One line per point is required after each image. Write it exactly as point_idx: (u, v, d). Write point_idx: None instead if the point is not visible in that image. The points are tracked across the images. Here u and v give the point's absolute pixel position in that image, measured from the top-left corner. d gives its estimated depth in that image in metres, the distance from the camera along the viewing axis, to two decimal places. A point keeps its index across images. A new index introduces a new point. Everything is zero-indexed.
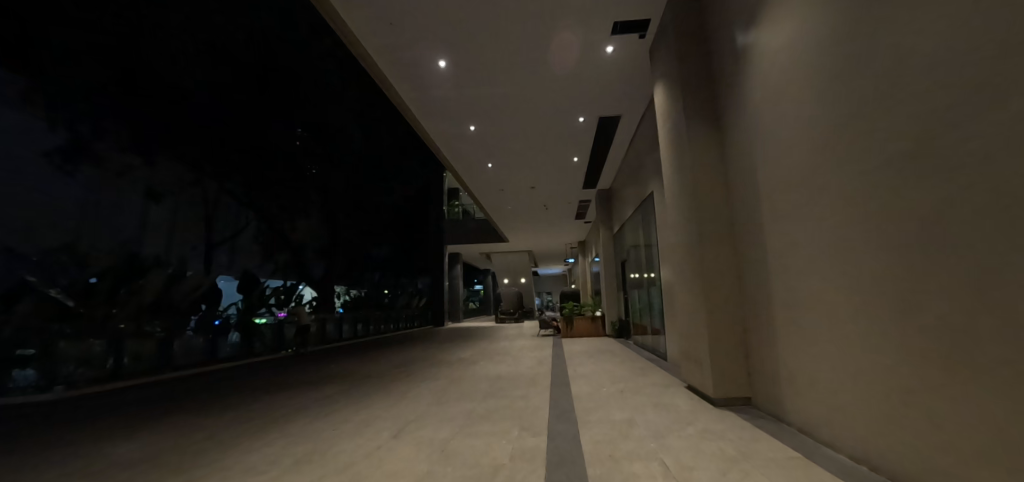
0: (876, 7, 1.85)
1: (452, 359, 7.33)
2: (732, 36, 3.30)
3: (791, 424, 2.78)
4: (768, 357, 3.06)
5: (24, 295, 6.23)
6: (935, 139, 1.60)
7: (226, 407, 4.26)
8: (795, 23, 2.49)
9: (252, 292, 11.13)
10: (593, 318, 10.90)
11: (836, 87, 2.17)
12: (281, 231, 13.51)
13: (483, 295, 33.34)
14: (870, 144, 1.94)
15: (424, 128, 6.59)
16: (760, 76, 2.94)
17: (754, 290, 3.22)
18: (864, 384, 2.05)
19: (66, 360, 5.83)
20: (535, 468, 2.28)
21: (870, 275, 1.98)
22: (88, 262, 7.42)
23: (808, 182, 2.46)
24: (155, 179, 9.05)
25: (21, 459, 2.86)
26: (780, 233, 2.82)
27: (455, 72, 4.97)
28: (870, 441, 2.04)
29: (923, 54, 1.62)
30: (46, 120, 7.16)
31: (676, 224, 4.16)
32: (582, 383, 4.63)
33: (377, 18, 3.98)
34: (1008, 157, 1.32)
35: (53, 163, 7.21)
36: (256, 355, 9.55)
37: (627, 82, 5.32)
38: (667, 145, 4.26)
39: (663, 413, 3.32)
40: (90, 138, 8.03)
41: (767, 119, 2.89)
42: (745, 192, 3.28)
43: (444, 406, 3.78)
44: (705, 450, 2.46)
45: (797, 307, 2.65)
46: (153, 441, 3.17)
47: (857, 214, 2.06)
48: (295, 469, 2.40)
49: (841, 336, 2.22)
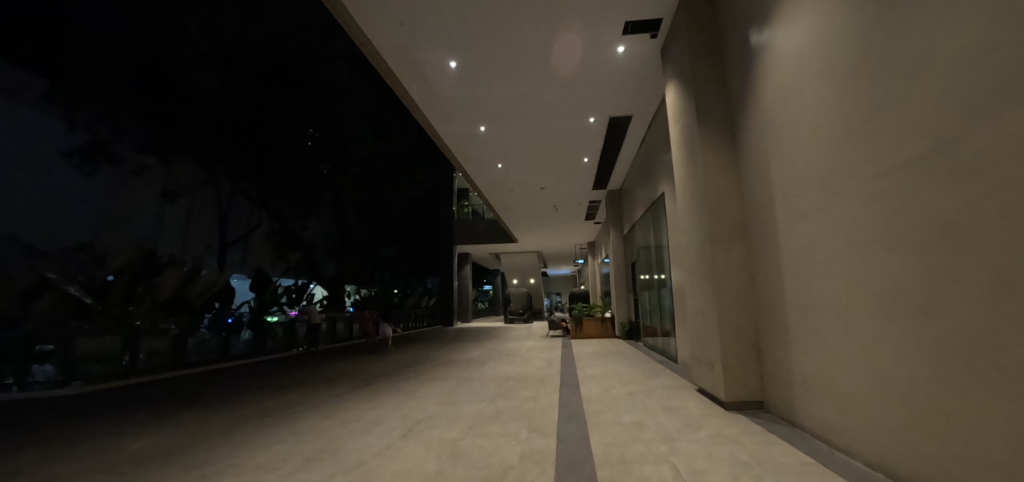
0: (893, 12, 1.82)
1: (462, 359, 7.35)
2: (746, 35, 3.26)
3: (805, 429, 2.73)
4: (781, 359, 3.01)
5: (44, 291, 6.19)
6: (952, 146, 1.56)
7: (240, 403, 4.33)
8: (809, 21, 2.45)
9: (263, 291, 10.48)
10: (603, 319, 10.84)
11: (855, 88, 2.10)
12: (292, 230, 13.60)
13: (492, 296, 33.37)
14: (889, 145, 1.89)
15: (435, 129, 6.64)
16: (776, 77, 2.88)
17: (768, 295, 3.16)
18: (882, 389, 2.00)
19: (83, 356, 5.87)
20: (544, 469, 2.27)
21: (886, 279, 1.94)
22: (106, 260, 7.17)
23: (823, 184, 2.41)
24: (171, 180, 9.81)
25: (39, 452, 2.93)
26: (795, 236, 2.76)
27: (465, 73, 4.97)
28: (886, 446, 1.99)
29: (939, 57, 1.60)
30: (65, 121, 7.78)
31: (687, 227, 4.12)
32: (592, 384, 4.62)
33: (388, 18, 4.00)
34: (1009, 170, 1.34)
35: (72, 163, 7.86)
36: (268, 354, 9.43)
37: (641, 79, 5.22)
38: (679, 146, 4.23)
39: (673, 417, 3.27)
40: (109, 139, 8.64)
41: (783, 117, 2.83)
42: (759, 193, 3.23)
43: (454, 405, 3.80)
44: (716, 454, 2.43)
45: (810, 309, 2.61)
46: (168, 436, 3.23)
47: (873, 219, 2.01)
48: (306, 466, 2.42)
49: (859, 341, 2.15)
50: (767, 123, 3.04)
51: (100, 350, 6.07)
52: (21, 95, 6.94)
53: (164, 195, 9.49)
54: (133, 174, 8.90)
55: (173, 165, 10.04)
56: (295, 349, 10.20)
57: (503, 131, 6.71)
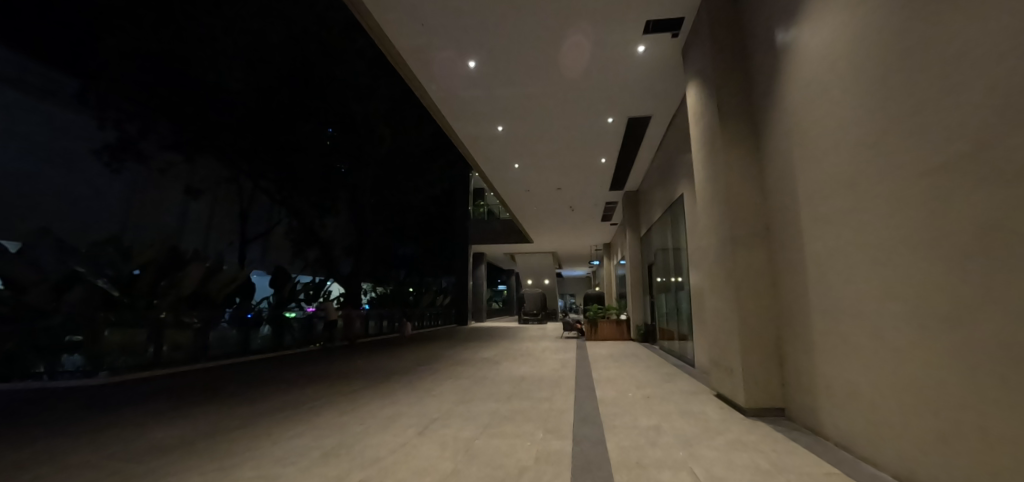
0: (923, 14, 1.77)
1: (476, 358, 7.35)
2: (771, 33, 3.19)
3: (828, 438, 2.66)
4: (804, 365, 2.93)
5: (73, 284, 6.44)
6: (984, 150, 1.52)
7: (262, 397, 4.41)
8: (837, 19, 2.40)
9: (282, 287, 10.66)
10: (618, 321, 10.75)
11: (887, 87, 2.03)
12: (310, 227, 13.83)
13: (506, 296, 33.38)
14: (922, 148, 1.82)
15: (453, 129, 6.70)
16: (802, 76, 2.81)
17: (791, 299, 3.08)
18: (910, 397, 1.94)
19: (110, 348, 6.04)
20: (560, 471, 2.25)
21: (916, 285, 1.88)
22: (132, 254, 7.28)
23: (852, 187, 2.34)
24: (195, 177, 10.08)
25: (68, 439, 3.03)
26: (820, 239, 2.70)
27: (484, 73, 4.98)
28: (912, 457, 1.93)
29: (972, 60, 1.56)
30: (96, 120, 8.21)
31: (707, 229, 4.05)
32: (607, 386, 4.59)
33: (409, 20, 4.04)
34: None
35: (101, 160, 8.17)
36: (286, 349, 9.60)
37: (661, 79, 5.14)
38: (699, 146, 4.18)
39: (691, 422, 3.22)
40: (136, 138, 8.98)
41: (809, 118, 2.76)
42: (782, 192, 3.17)
43: (468, 405, 3.81)
44: (736, 462, 2.38)
45: (835, 314, 2.54)
46: (190, 427, 3.31)
47: (904, 222, 1.94)
48: (323, 461, 2.44)
49: (888, 349, 2.07)
50: (793, 123, 2.96)
51: (126, 341, 6.23)
52: (58, 95, 7.47)
53: (188, 192, 9.72)
54: (160, 173, 9.23)
55: (197, 163, 10.28)
56: (311, 344, 10.33)
57: (520, 131, 6.72)
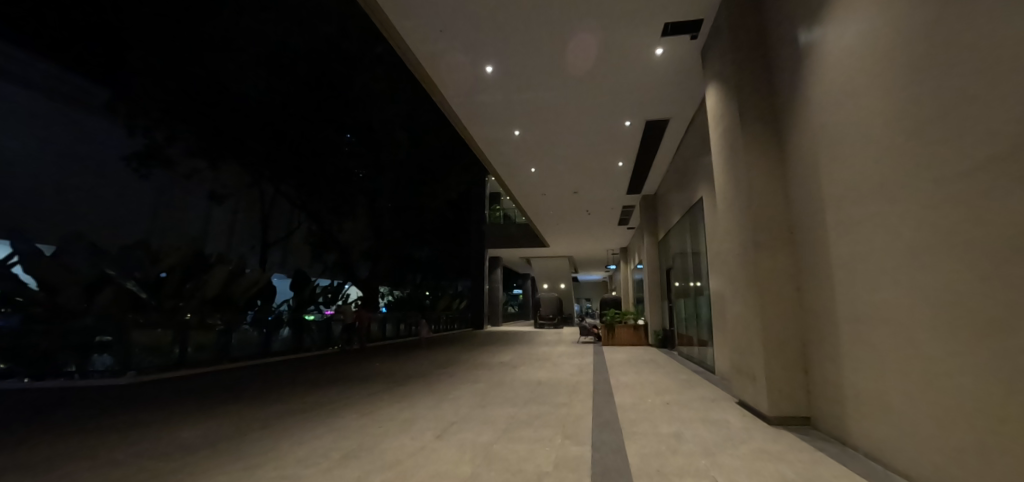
0: (955, 12, 1.73)
1: (494, 362, 7.33)
2: (794, 33, 3.14)
3: (856, 449, 2.57)
4: (830, 373, 2.85)
5: (105, 286, 6.66)
6: (1015, 152, 1.48)
7: (285, 398, 4.48)
8: (863, 18, 2.35)
9: (302, 290, 10.71)
10: (635, 327, 10.61)
11: (917, 87, 1.98)
12: (328, 231, 14.03)
13: (521, 300, 33.25)
14: (956, 150, 1.76)
15: (471, 134, 6.76)
16: (827, 77, 2.76)
17: (817, 305, 3.01)
18: (943, 407, 1.87)
19: (137, 348, 6.17)
20: (579, 477, 2.23)
21: (948, 291, 1.82)
22: (160, 256, 7.47)
23: (883, 190, 2.26)
24: (218, 183, 10.58)
25: (98, 437, 3.13)
26: (847, 243, 2.63)
27: (501, 78, 5.03)
28: (945, 469, 1.87)
29: (1003, 60, 1.52)
30: (125, 129, 8.82)
31: (728, 233, 3.99)
32: (626, 392, 4.53)
33: (427, 27, 4.11)
34: None
35: (129, 167, 8.73)
36: (305, 352, 9.72)
37: (680, 81, 5.09)
38: (719, 149, 4.13)
39: (713, 429, 3.16)
40: (163, 144, 9.51)
41: (834, 120, 2.70)
42: (806, 195, 3.11)
43: (486, 409, 3.81)
44: (761, 472, 2.32)
45: (863, 320, 2.48)
46: (214, 426, 3.38)
47: (937, 226, 1.88)
48: (343, 463, 2.47)
49: (920, 357, 2.01)
50: (819, 125, 2.89)
51: (152, 341, 6.39)
52: (88, 104, 8.23)
53: (213, 197, 10.21)
54: (184, 176, 9.69)
55: (222, 169, 10.91)
56: (328, 347, 10.43)
57: (536, 135, 6.74)
